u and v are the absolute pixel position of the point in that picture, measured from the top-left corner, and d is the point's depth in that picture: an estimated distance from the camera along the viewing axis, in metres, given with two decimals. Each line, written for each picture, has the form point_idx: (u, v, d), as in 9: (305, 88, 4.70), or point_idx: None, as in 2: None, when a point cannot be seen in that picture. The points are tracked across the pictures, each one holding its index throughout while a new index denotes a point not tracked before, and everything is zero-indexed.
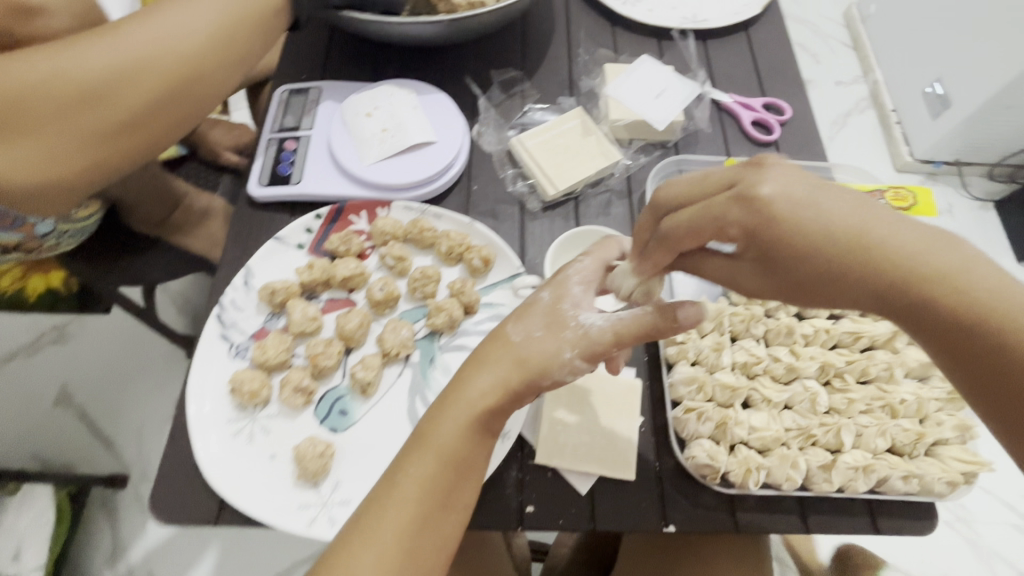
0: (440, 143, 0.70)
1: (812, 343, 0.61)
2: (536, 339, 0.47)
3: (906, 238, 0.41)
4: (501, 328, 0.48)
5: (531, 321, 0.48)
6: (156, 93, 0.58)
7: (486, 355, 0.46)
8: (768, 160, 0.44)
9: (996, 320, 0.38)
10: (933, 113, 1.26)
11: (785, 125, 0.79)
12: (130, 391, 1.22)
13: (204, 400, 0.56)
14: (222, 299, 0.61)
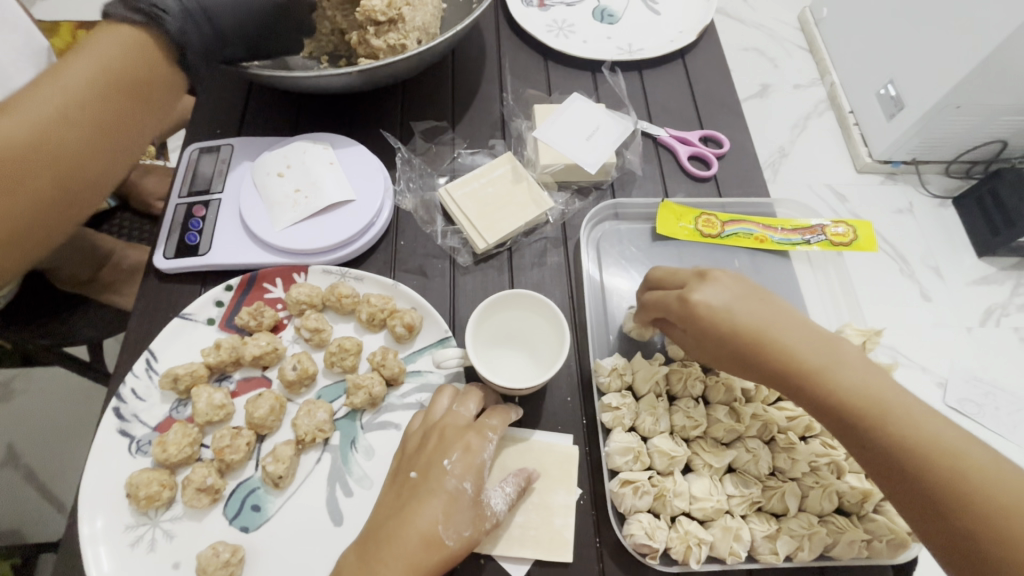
0: (360, 200, 0.66)
1: (754, 397, 0.58)
2: (459, 530, 0.48)
3: (789, 340, 0.48)
4: (429, 525, 0.47)
5: (457, 515, 0.48)
6: (18, 202, 0.49)
7: (411, 546, 0.47)
8: (710, 274, 0.52)
9: (833, 407, 0.46)
10: (887, 114, 1.10)
11: (724, 158, 0.77)
12: (76, 448, 1.18)
13: (99, 507, 0.52)
14: (120, 389, 0.56)
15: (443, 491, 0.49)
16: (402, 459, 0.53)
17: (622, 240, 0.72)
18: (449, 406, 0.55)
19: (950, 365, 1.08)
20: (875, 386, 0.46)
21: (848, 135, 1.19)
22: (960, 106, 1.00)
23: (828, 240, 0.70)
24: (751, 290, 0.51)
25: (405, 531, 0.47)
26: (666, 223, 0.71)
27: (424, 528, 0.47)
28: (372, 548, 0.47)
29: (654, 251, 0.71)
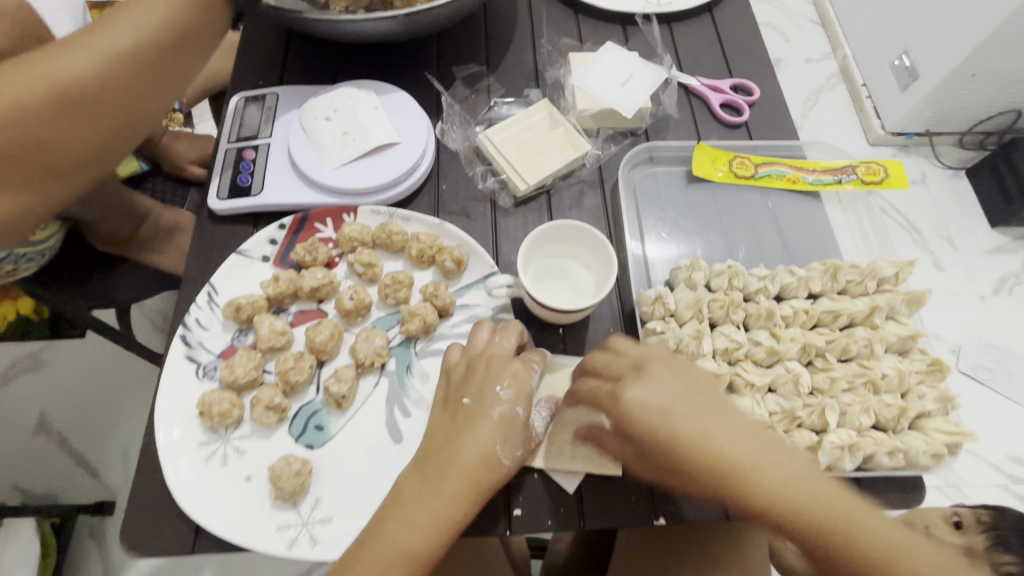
0: (405, 143, 0.68)
1: (793, 324, 0.61)
2: (508, 455, 0.49)
3: (738, 449, 0.44)
4: (485, 446, 0.49)
5: (504, 443, 0.49)
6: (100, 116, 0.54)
7: (464, 468, 0.48)
8: (649, 367, 0.48)
9: (799, 519, 0.42)
10: (901, 85, 1.19)
11: (755, 105, 0.78)
12: (113, 414, 1.21)
13: (173, 424, 0.54)
14: (185, 319, 0.59)
15: (495, 417, 0.50)
16: (450, 388, 0.53)
17: (658, 183, 0.74)
18: (490, 338, 0.56)
19: (964, 334, 1.17)
20: (835, 500, 0.43)
21: (862, 108, 1.28)
22: (976, 75, 1.08)
23: (860, 179, 0.72)
24: (682, 418, 0.46)
25: (461, 452, 0.48)
26: (702, 165, 0.72)
27: (480, 450, 0.48)
28: (431, 468, 0.48)
29: (689, 193, 0.73)
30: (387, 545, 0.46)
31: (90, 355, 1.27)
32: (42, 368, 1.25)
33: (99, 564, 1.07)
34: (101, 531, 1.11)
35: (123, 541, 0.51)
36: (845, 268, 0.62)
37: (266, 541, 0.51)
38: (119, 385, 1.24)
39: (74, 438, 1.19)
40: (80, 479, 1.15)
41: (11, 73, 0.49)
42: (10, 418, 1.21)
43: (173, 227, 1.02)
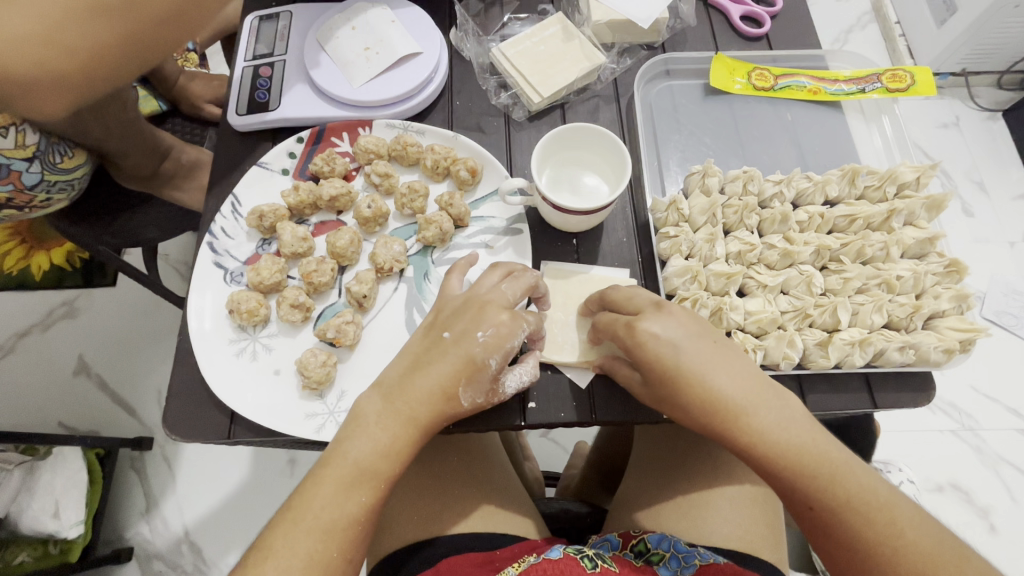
0: (419, 56, 0.68)
1: (808, 229, 0.61)
2: (453, 394, 0.47)
3: (740, 387, 0.46)
4: (447, 383, 0.47)
5: (449, 378, 0.47)
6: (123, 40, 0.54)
7: (408, 389, 0.47)
8: (665, 305, 0.49)
9: (793, 462, 0.45)
10: (938, 21, 1.22)
11: (776, 16, 0.75)
12: (145, 356, 1.25)
13: (204, 318, 0.58)
14: (211, 227, 0.61)
15: (466, 356, 0.48)
16: (437, 318, 0.51)
17: (674, 96, 0.73)
18: (497, 281, 0.53)
19: (987, 281, 1.15)
20: (827, 448, 0.45)
21: (894, 47, 1.31)
22: (1019, 5, 1.09)
23: (884, 87, 0.70)
24: (712, 353, 0.47)
25: (424, 383, 0.47)
26: (720, 76, 0.71)
27: (441, 383, 0.47)
28: (402, 395, 0.47)
29: (706, 106, 0.72)
30: (345, 463, 0.45)
31: (122, 299, 1.29)
32: (77, 315, 1.28)
33: (142, 492, 1.13)
34: (142, 462, 1.15)
35: (165, 425, 0.55)
36: (863, 173, 0.62)
37: (296, 426, 0.54)
38: (148, 329, 1.27)
39: (110, 378, 1.24)
40: (120, 416, 1.20)
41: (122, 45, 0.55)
42: (49, 359, 1.25)
43: (195, 163, 0.95)
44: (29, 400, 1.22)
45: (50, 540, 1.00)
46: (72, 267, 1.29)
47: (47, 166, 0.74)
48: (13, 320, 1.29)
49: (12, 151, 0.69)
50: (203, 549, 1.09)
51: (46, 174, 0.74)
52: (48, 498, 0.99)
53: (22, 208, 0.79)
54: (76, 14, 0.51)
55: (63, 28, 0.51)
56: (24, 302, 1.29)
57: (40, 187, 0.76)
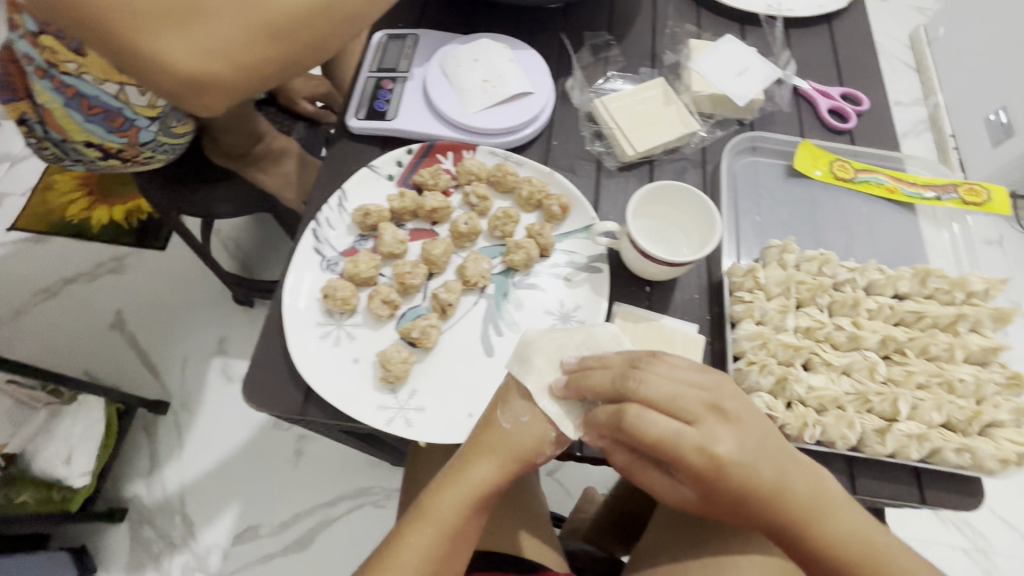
0: (530, 97, 0.73)
1: (876, 318, 0.63)
2: (521, 426, 0.54)
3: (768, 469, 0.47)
4: (491, 414, 0.56)
5: (514, 410, 0.55)
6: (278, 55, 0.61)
7: (481, 442, 0.55)
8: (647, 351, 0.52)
9: (812, 519, 0.48)
10: (994, 141, 1.29)
11: (863, 114, 0.81)
12: (178, 324, 1.45)
13: (298, 297, 0.61)
14: (317, 216, 0.65)
15: (505, 387, 0.57)
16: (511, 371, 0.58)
17: (758, 171, 0.77)
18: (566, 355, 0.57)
19: None
20: (832, 504, 0.48)
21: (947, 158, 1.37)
22: None
23: (959, 198, 0.74)
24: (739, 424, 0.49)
25: (488, 435, 0.55)
26: (804, 160, 0.76)
27: (500, 433, 0.55)
28: (470, 448, 0.55)
29: (787, 186, 0.76)
30: (431, 521, 0.53)
31: (169, 264, 1.52)
32: (124, 272, 1.51)
33: (146, 446, 1.32)
34: (153, 426, 1.34)
35: (243, 391, 0.58)
36: (935, 275, 0.64)
37: (368, 415, 0.57)
38: (188, 297, 1.48)
39: (140, 337, 1.44)
40: (145, 377, 1.39)
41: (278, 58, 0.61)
42: (90, 310, 1.46)
43: (283, 150, 1.06)
44: (71, 346, 1.42)
45: (55, 486, 1.11)
46: (128, 225, 1.55)
47: (163, 129, 0.83)
48: (68, 268, 1.51)
49: (143, 109, 0.78)
50: (194, 523, 1.25)
51: (161, 135, 0.83)
52: (65, 444, 1.12)
53: (127, 162, 0.86)
54: (249, 34, 0.58)
55: (236, 49, 0.58)
56: (81, 254, 1.53)
57: (151, 146, 0.84)
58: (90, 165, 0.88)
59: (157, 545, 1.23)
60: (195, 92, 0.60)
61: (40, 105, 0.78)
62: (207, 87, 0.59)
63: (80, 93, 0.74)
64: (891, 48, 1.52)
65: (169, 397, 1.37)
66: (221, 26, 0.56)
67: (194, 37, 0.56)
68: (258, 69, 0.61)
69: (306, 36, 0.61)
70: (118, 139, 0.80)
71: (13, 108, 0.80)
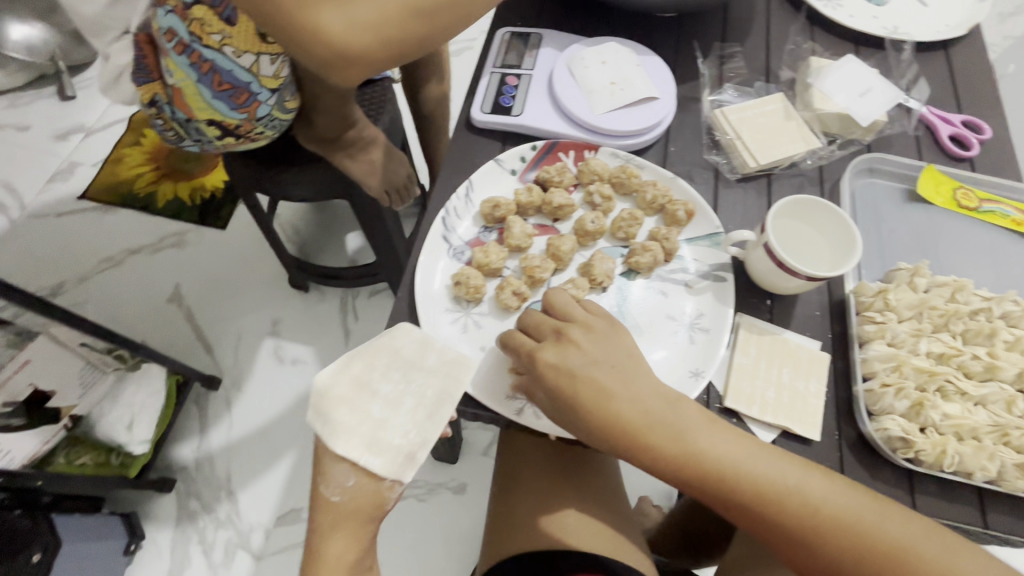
0: (655, 101, 0.73)
1: (1012, 350, 0.61)
2: (348, 489, 0.51)
3: (677, 435, 0.51)
4: (324, 491, 0.51)
5: (338, 476, 0.51)
6: (421, 36, 0.62)
7: (323, 522, 0.51)
8: (565, 333, 0.55)
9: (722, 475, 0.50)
10: None
11: (984, 143, 0.79)
12: (235, 301, 1.48)
13: (429, 283, 0.62)
14: (446, 204, 0.66)
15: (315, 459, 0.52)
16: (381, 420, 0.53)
17: (876, 193, 0.76)
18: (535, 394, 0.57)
19: None
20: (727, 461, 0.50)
21: None
22: None
23: None
24: (619, 384, 0.53)
25: (335, 510, 0.51)
26: (927, 186, 0.75)
27: (342, 504, 0.51)
28: (318, 529, 0.51)
29: (906, 211, 0.75)
30: None
31: (231, 244, 1.55)
32: (184, 247, 1.54)
33: (195, 416, 1.35)
34: (205, 401, 1.37)
35: None
36: None
37: (498, 403, 0.57)
38: (248, 277, 1.51)
39: (196, 313, 1.46)
40: (198, 352, 1.41)
41: (420, 39, 0.62)
42: (150, 281, 1.50)
43: (372, 140, 1.10)
44: (130, 315, 1.45)
45: (113, 451, 1.16)
46: (192, 203, 1.59)
47: (278, 102, 0.87)
48: (132, 239, 1.55)
49: (268, 80, 0.82)
50: (239, 503, 1.26)
51: (276, 109, 0.87)
52: (127, 412, 1.14)
53: (240, 137, 0.92)
54: (399, 15, 0.58)
55: (385, 25, 0.59)
56: (145, 225, 1.56)
57: (264, 120, 0.89)
58: (206, 145, 0.95)
59: (203, 518, 1.25)
60: (338, 68, 0.61)
61: (172, 83, 0.83)
62: (352, 64, 0.60)
63: (215, 67, 0.78)
64: None
65: (222, 373, 1.39)
66: (374, 4, 0.57)
67: (349, 14, 0.57)
68: (400, 49, 0.61)
69: (450, 21, 0.62)
70: (239, 115, 0.85)
71: (148, 88, 0.88)
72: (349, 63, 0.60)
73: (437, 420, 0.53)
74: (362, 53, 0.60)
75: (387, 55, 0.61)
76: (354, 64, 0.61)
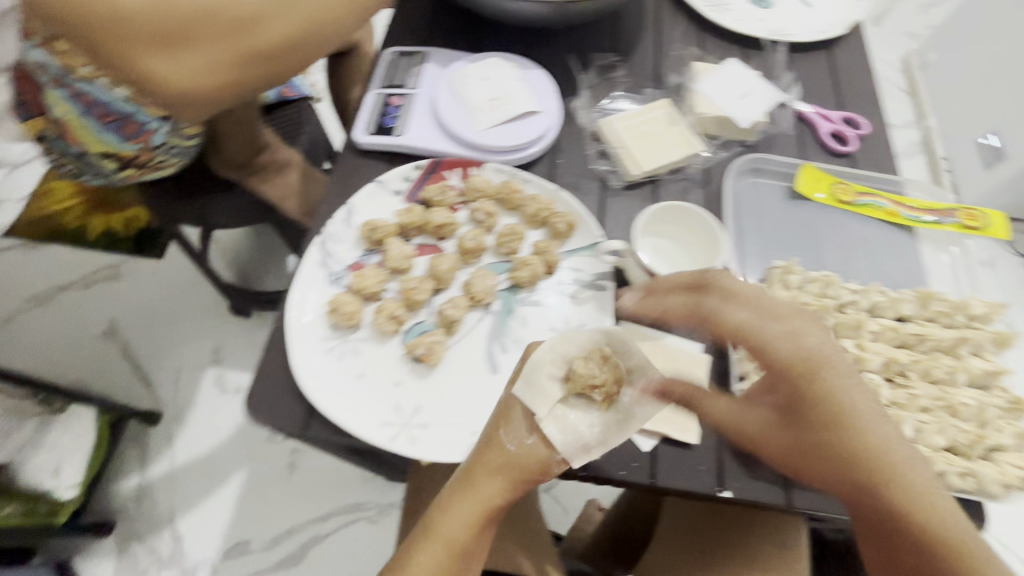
0: (539, 115, 0.74)
1: (880, 340, 0.63)
2: (526, 446, 0.53)
3: (854, 398, 0.46)
4: (492, 429, 0.54)
5: (516, 426, 0.54)
6: (268, 75, 0.61)
7: (484, 460, 0.53)
8: (743, 292, 0.53)
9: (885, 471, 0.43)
10: (985, 164, 1.38)
11: (863, 139, 0.82)
12: (174, 330, 1.44)
13: (303, 313, 0.61)
14: (324, 229, 0.65)
15: (505, 401, 0.55)
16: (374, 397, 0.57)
17: (760, 193, 0.78)
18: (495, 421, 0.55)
19: None
20: (900, 458, 0.43)
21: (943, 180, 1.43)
22: None
23: (957, 223, 0.75)
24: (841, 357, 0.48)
25: (501, 453, 0.53)
26: (807, 183, 0.77)
27: (507, 454, 0.53)
28: (472, 468, 0.54)
29: (789, 208, 0.77)
30: (437, 538, 0.52)
31: (166, 274, 1.50)
32: (120, 280, 1.49)
33: (137, 453, 1.29)
34: (144, 437, 1.31)
35: (247, 407, 0.57)
36: (935, 298, 0.65)
37: (371, 431, 0.56)
38: (186, 306, 1.46)
39: (134, 345, 1.42)
40: (137, 388, 1.36)
41: (266, 76, 0.61)
42: (85, 317, 1.45)
43: (285, 162, 1.09)
44: (61, 355, 1.40)
45: (41, 499, 1.06)
46: (125, 235, 1.52)
47: (172, 131, 0.84)
48: (64, 275, 1.49)
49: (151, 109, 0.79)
50: (184, 541, 1.22)
51: (170, 136, 0.84)
52: (54, 455, 1.08)
53: (140, 169, 0.89)
54: (240, 59, 0.57)
55: (226, 69, 0.57)
56: (76, 261, 1.51)
57: (162, 148, 0.86)
58: (109, 179, 0.91)
59: (144, 560, 1.20)
60: (178, 106, 0.59)
61: (57, 118, 0.81)
62: (193, 104, 0.59)
63: (95, 100, 0.77)
64: (888, 70, 1.61)
65: (163, 407, 1.35)
66: (210, 50, 0.55)
67: (184, 60, 0.55)
68: (244, 86, 0.61)
69: (298, 60, 0.62)
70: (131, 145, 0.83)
71: (34, 125, 0.86)
72: (190, 101, 0.59)
73: (625, 427, 0.54)
74: (204, 95, 0.58)
75: (231, 94, 0.61)
76: (195, 104, 0.59)
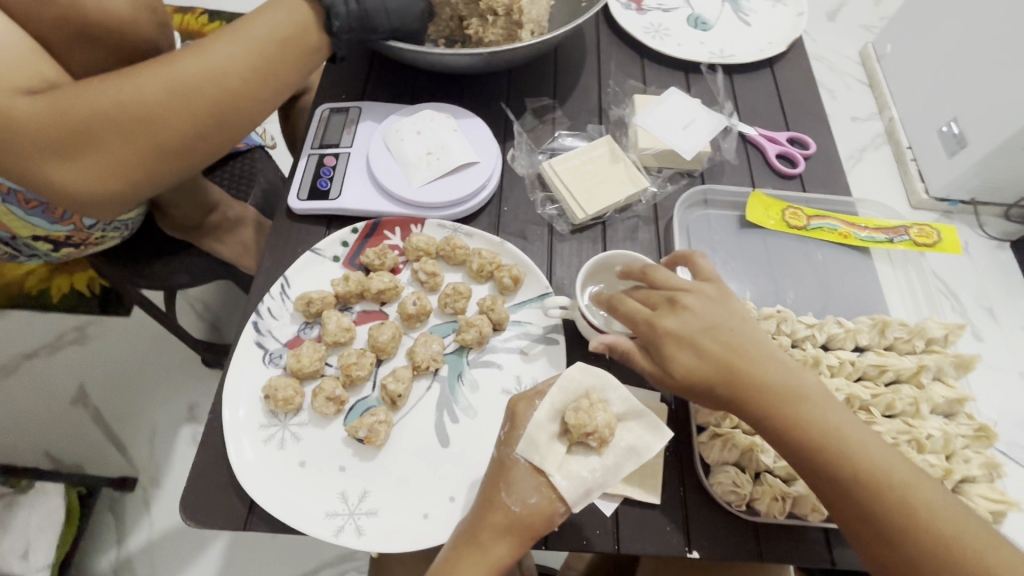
0: (477, 166, 0.72)
1: (838, 374, 0.62)
2: (531, 505, 0.51)
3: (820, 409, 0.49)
4: (492, 490, 0.52)
5: (520, 485, 0.51)
6: (178, 167, 0.58)
7: (486, 521, 0.50)
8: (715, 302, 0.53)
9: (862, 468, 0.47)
10: (948, 151, 1.30)
11: (809, 159, 0.81)
12: (146, 393, 1.33)
13: (238, 405, 0.58)
14: (259, 307, 0.63)
15: (502, 460, 0.53)
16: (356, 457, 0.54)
17: (711, 224, 0.77)
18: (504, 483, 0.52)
19: (1000, 413, 1.18)
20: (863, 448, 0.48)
21: (906, 169, 1.41)
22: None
23: (911, 240, 0.74)
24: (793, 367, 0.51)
25: (507, 513, 0.50)
26: (756, 211, 0.76)
27: (512, 513, 0.50)
28: (475, 534, 0.51)
29: (741, 237, 0.76)
30: None
31: (133, 334, 1.39)
32: (86, 342, 1.38)
33: (113, 527, 1.19)
34: (120, 505, 1.21)
35: (182, 510, 0.54)
36: (893, 325, 0.64)
37: (314, 525, 0.53)
38: (162, 360, 1.36)
39: (105, 411, 1.31)
40: (110, 454, 1.26)
41: (178, 168, 0.58)
42: (51, 385, 1.34)
43: (239, 220, 1.03)
44: (21, 426, 1.29)
45: None
46: (91, 293, 1.41)
47: None
48: (22, 342, 1.38)
49: None
50: None
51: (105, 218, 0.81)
52: (21, 538, 1.02)
53: (79, 245, 0.86)
54: (142, 155, 0.55)
55: (128, 166, 0.55)
56: (36, 326, 1.39)
57: (97, 227, 0.82)
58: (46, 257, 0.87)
59: None
60: (86, 208, 0.57)
61: None
62: (98, 206, 0.56)
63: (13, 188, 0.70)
64: (842, 64, 1.61)
65: (138, 471, 1.25)
66: (109, 150, 0.53)
67: (83, 162, 0.53)
68: (153, 183, 0.58)
69: (208, 148, 0.59)
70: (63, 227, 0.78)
71: None
72: (97, 203, 0.56)
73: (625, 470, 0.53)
74: (111, 195, 0.56)
75: (141, 190, 0.58)
76: (100, 205, 0.57)
